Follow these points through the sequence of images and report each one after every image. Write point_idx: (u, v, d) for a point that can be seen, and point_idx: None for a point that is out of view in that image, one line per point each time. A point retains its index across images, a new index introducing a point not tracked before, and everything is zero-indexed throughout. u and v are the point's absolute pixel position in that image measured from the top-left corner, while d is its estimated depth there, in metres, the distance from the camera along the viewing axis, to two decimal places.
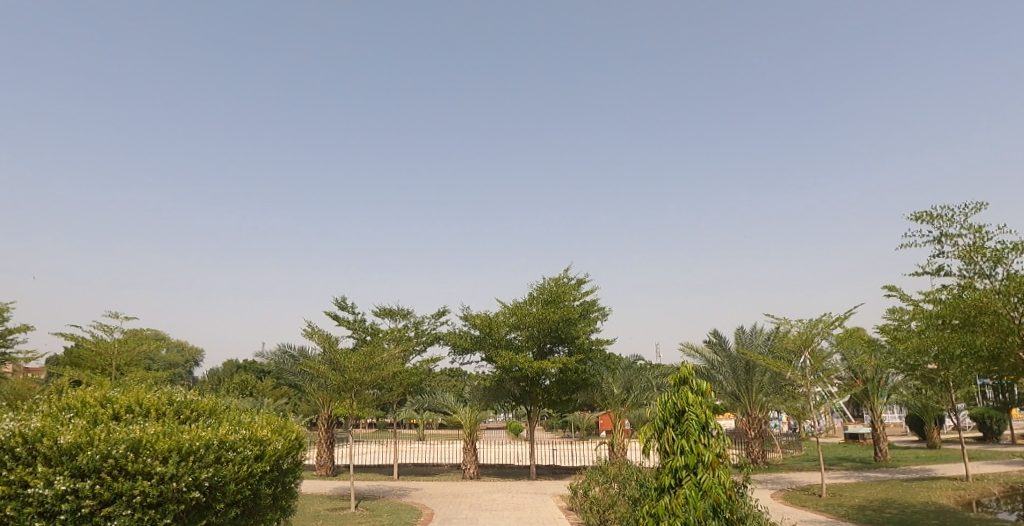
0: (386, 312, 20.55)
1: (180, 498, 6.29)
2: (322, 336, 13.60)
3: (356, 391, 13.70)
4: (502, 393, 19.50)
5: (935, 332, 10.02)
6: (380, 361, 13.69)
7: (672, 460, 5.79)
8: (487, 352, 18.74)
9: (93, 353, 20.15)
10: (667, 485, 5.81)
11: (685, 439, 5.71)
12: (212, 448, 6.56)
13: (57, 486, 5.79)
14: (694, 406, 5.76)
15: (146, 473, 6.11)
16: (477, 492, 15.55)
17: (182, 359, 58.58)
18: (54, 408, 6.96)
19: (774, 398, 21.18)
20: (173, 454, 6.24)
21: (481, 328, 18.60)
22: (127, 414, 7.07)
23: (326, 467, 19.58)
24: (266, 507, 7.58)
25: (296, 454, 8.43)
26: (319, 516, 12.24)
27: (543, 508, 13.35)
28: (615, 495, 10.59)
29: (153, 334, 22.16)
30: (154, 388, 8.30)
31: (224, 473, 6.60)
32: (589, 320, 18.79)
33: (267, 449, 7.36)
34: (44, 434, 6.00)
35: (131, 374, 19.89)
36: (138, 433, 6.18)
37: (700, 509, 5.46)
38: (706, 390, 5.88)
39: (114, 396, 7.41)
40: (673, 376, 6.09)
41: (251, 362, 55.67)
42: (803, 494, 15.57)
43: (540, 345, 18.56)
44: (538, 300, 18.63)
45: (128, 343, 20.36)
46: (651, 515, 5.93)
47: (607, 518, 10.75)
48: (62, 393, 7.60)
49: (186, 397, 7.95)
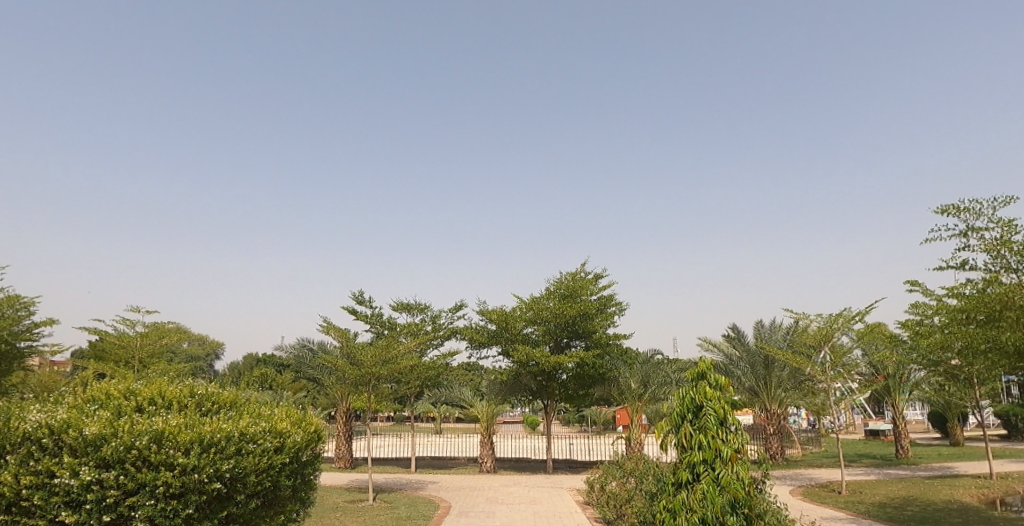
0: (404, 306, 20.61)
1: (202, 489, 6.38)
2: (339, 331, 13.72)
3: (374, 384, 13.79)
4: (520, 387, 19.45)
5: (960, 327, 9.82)
6: (397, 355, 13.74)
7: (689, 455, 5.73)
8: (504, 346, 18.77)
9: (116, 346, 20.46)
10: (684, 480, 5.79)
11: (703, 435, 5.67)
12: (233, 440, 6.69)
13: (82, 476, 5.90)
14: (712, 401, 5.73)
15: (169, 464, 6.22)
16: (493, 485, 15.64)
17: (204, 352, 59.62)
18: (79, 400, 7.11)
19: (794, 393, 20.95)
20: (195, 446, 6.35)
21: (497, 322, 18.59)
22: (150, 406, 7.22)
23: (344, 459, 19.80)
24: (285, 498, 7.69)
25: (315, 446, 8.53)
26: (338, 508, 12.38)
27: (560, 502, 13.34)
28: (632, 489, 10.58)
29: (175, 328, 22.44)
30: (176, 381, 8.40)
31: (245, 464, 6.71)
32: (606, 315, 18.67)
33: (286, 442, 7.46)
34: (70, 425, 6.13)
35: (155, 366, 20.22)
36: (160, 426, 6.31)
37: (718, 505, 5.42)
38: (725, 385, 5.85)
39: (137, 388, 7.54)
40: (689, 371, 6.04)
41: (271, 356, 56.29)
42: (823, 491, 15.38)
43: (557, 339, 18.55)
44: (555, 295, 18.56)
45: (150, 337, 20.67)
46: (668, 511, 5.94)
47: (624, 512, 10.76)
48: (87, 386, 7.71)
49: (207, 389, 8.08)
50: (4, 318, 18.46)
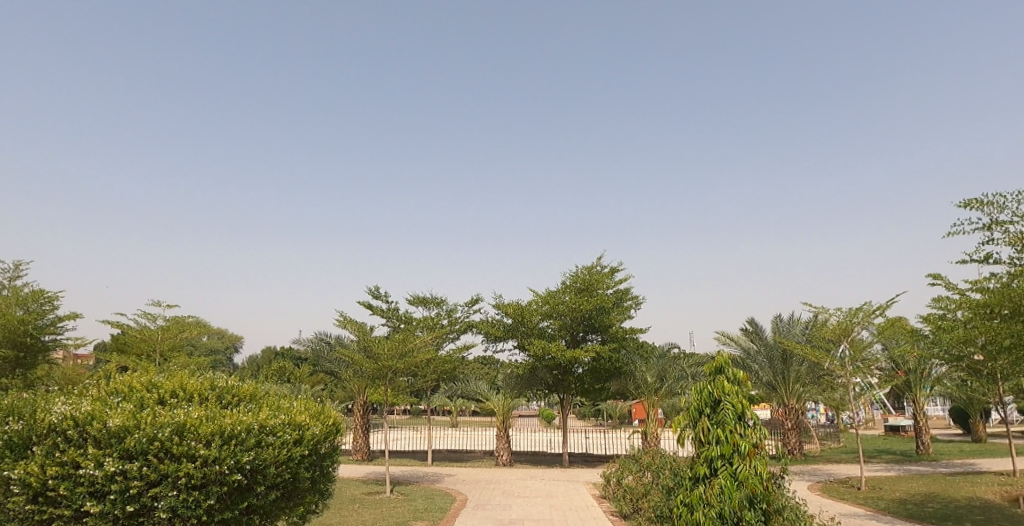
0: (420, 300, 20.69)
1: (223, 480, 6.47)
2: (356, 325, 13.81)
3: (391, 377, 13.88)
4: (536, 381, 19.46)
5: (983, 321, 9.65)
6: (413, 348, 13.81)
7: (707, 450, 5.70)
8: (520, 340, 18.78)
9: (138, 339, 20.78)
10: (702, 474, 5.75)
11: (721, 429, 5.63)
12: (253, 432, 6.76)
13: (107, 467, 6.01)
14: (730, 396, 5.67)
15: (190, 456, 6.31)
16: (509, 478, 15.69)
17: (223, 346, 60.42)
18: (103, 392, 7.23)
19: (812, 388, 20.74)
20: (216, 438, 6.43)
21: (513, 316, 18.59)
22: (172, 398, 7.32)
23: (362, 452, 19.96)
24: (305, 490, 7.77)
25: (333, 439, 8.61)
26: (356, 500, 12.50)
27: (576, 496, 13.36)
28: (649, 484, 10.56)
29: (195, 322, 22.73)
30: (197, 374, 8.51)
31: (265, 457, 6.78)
32: (622, 309, 18.60)
33: (305, 434, 7.53)
34: (94, 417, 6.24)
35: (176, 360, 20.52)
36: (182, 418, 6.40)
37: (736, 500, 5.38)
38: (743, 379, 5.78)
39: (159, 381, 7.65)
40: (708, 365, 5.99)
41: (289, 349, 56.91)
42: (842, 487, 15.24)
43: (573, 333, 18.52)
44: (571, 289, 18.52)
45: (171, 330, 20.97)
46: (685, 505, 5.91)
47: (640, 506, 10.74)
48: (110, 378, 7.84)
49: (228, 382, 8.18)
50: (29, 312, 18.83)
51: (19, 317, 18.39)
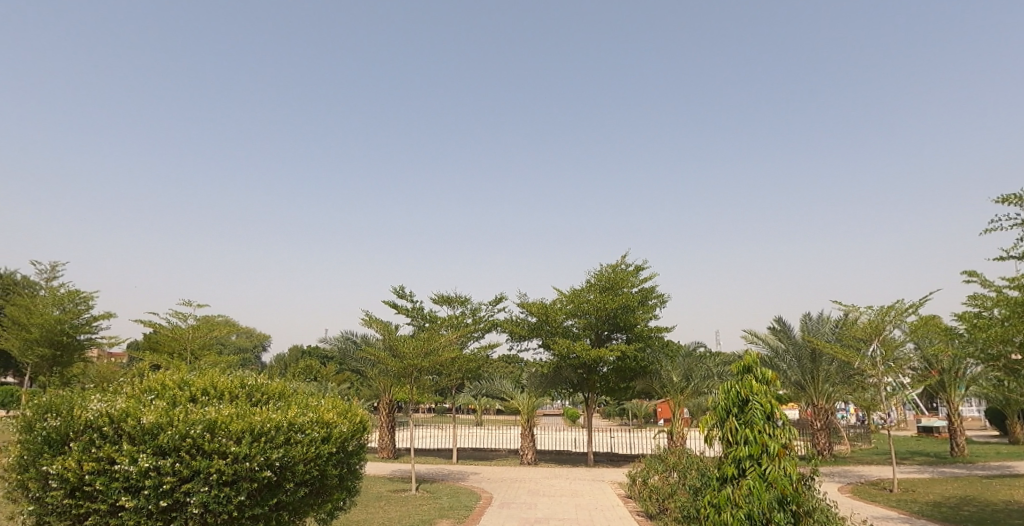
0: (444, 299, 20.78)
1: (253, 477, 6.57)
2: (381, 324, 13.91)
3: (416, 376, 13.95)
4: (561, 379, 19.41)
5: (1021, 320, 9.35)
6: (438, 347, 13.86)
7: (735, 450, 5.62)
8: (545, 339, 18.75)
9: (169, 338, 21.21)
10: (730, 475, 5.67)
11: (749, 429, 5.54)
12: (282, 429, 6.86)
13: (141, 463, 6.14)
14: (758, 395, 5.58)
15: (221, 452, 6.42)
16: (534, 477, 15.68)
17: (252, 344, 61.42)
18: (137, 390, 7.40)
19: (842, 388, 20.35)
20: (246, 435, 6.54)
21: (537, 315, 18.56)
22: (203, 396, 7.47)
23: (388, 450, 20.13)
24: (333, 487, 7.85)
25: (360, 437, 8.69)
26: (382, 497, 12.61)
27: (602, 495, 13.30)
28: (675, 484, 10.47)
29: (225, 321, 23.13)
30: (227, 372, 8.66)
31: (294, 454, 6.87)
32: (647, 307, 18.46)
33: (333, 432, 7.61)
34: (128, 414, 6.38)
35: (206, 358, 20.91)
36: (213, 415, 6.52)
37: (765, 501, 5.29)
38: (772, 378, 5.68)
39: (191, 379, 7.80)
40: (735, 364, 5.90)
41: (315, 347, 57.68)
42: (873, 488, 14.93)
43: (597, 332, 18.43)
44: (595, 287, 18.43)
45: (201, 329, 21.38)
46: (713, 506, 5.83)
47: (667, 506, 10.64)
48: (143, 376, 8.02)
49: (257, 380, 8.31)
50: (65, 312, 19.30)
51: (55, 316, 18.89)
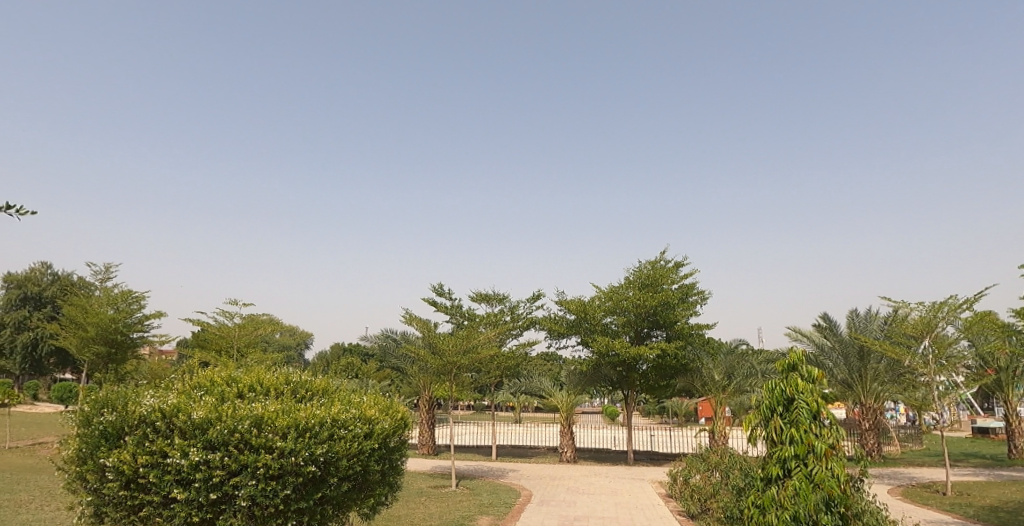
0: (483, 297, 20.88)
1: (298, 471, 6.72)
2: (421, 321, 14.07)
3: (455, 373, 14.07)
4: (600, 377, 19.30)
5: None
6: (477, 344, 13.94)
7: (780, 450, 5.49)
8: (583, 336, 18.67)
9: (217, 336, 21.88)
10: (774, 475, 5.54)
11: (795, 429, 5.41)
12: (325, 425, 7.00)
13: (192, 457, 6.34)
14: (804, 394, 5.44)
15: (268, 447, 6.59)
16: (574, 475, 15.64)
17: (296, 342, 62.89)
18: (187, 386, 7.65)
19: (892, 387, 19.68)
20: (291, 430, 6.70)
21: (576, 312, 18.49)
22: (250, 392, 7.67)
23: (428, 446, 20.35)
24: (375, 483, 7.97)
25: (402, 433, 8.81)
26: (423, 493, 12.76)
27: (642, 494, 13.18)
28: (717, 484, 10.29)
29: (269, 319, 23.72)
30: (272, 369, 8.88)
31: (337, 449, 7.00)
32: (688, 304, 18.19)
33: (375, 428, 7.73)
34: (179, 409, 6.60)
35: (252, 356, 21.49)
36: (260, 411, 6.70)
37: (811, 502, 5.16)
38: (818, 377, 5.53)
39: (238, 375, 8.03)
40: (780, 362, 5.76)
41: (356, 345, 58.67)
42: (925, 491, 14.41)
43: (637, 329, 18.25)
44: (634, 284, 18.24)
45: (247, 328, 21.99)
46: (757, 507, 5.70)
47: (709, 506, 10.48)
48: (194, 373, 8.29)
49: (302, 377, 8.50)
50: (119, 311, 20.09)
51: (110, 315, 19.69)
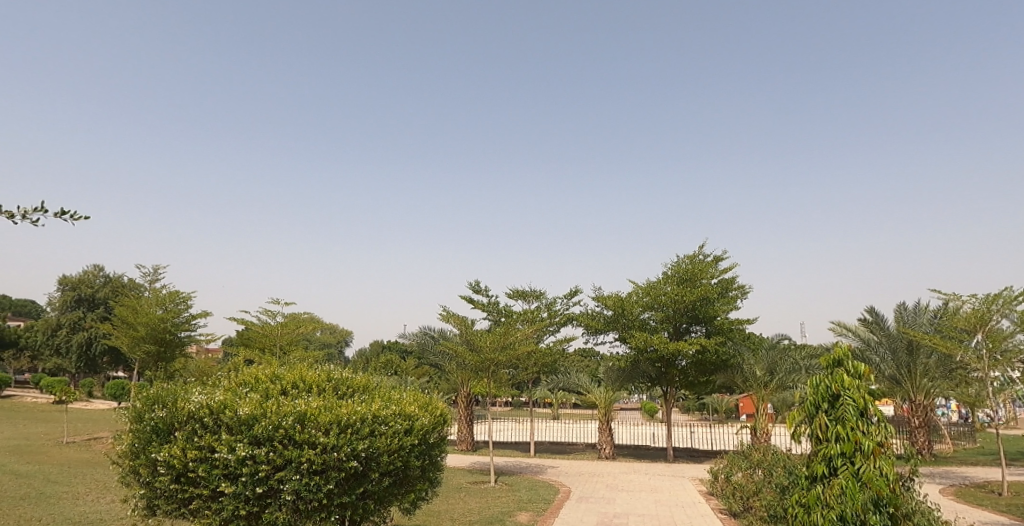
0: (519, 294, 20.90)
1: (341, 466, 6.85)
2: (458, 319, 14.17)
3: (493, 370, 14.13)
4: (638, 373, 19.13)
5: None
6: (515, 340, 13.98)
7: (825, 448, 5.36)
8: (621, 332, 18.53)
9: (260, 334, 22.45)
10: (820, 474, 5.40)
11: (841, 426, 5.27)
12: (366, 421, 7.12)
13: (238, 452, 6.53)
14: (850, 391, 5.29)
15: (311, 443, 6.75)
16: (613, 472, 15.56)
17: (336, 340, 64.09)
18: (233, 383, 7.87)
19: (943, 383, 18.98)
20: (334, 426, 6.84)
21: (613, 308, 18.35)
22: (293, 389, 7.85)
23: (466, 442, 20.52)
24: (415, 478, 8.07)
25: (441, 429, 8.89)
26: (463, 489, 12.87)
27: (682, 491, 13.02)
28: (761, 482, 10.09)
29: (311, 318, 24.22)
30: (314, 366, 9.06)
31: (378, 445, 7.12)
32: (728, 299, 17.86)
33: (415, 424, 7.82)
34: (226, 406, 6.80)
35: (294, 353, 21.99)
36: (303, 407, 6.86)
37: (859, 502, 5.02)
38: (865, 373, 5.37)
39: (282, 373, 8.22)
40: (824, 357, 5.61)
41: (395, 342, 59.42)
42: (979, 491, 13.87)
43: (676, 325, 18.03)
44: (673, 279, 18.01)
45: (289, 326, 22.51)
46: (801, 506, 5.58)
47: (752, 505, 10.29)
48: (239, 370, 8.52)
49: (343, 374, 8.66)
50: (167, 311, 20.79)
51: (159, 315, 20.40)
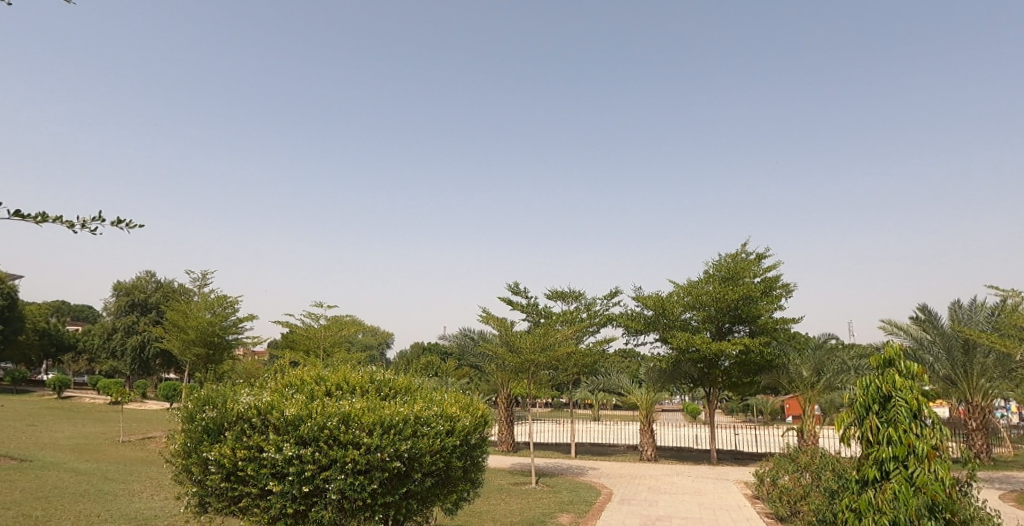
0: (558, 295, 20.88)
1: (384, 467, 6.96)
2: (498, 320, 14.24)
3: (533, 371, 14.16)
4: (680, 374, 18.89)
5: None
6: (555, 341, 13.96)
7: (877, 451, 5.20)
8: (662, 333, 18.32)
9: (305, 337, 23.00)
10: (871, 478, 5.25)
11: (893, 429, 5.11)
12: (409, 422, 7.23)
13: (286, 451, 6.71)
14: (902, 392, 5.13)
15: (355, 443, 6.89)
16: (655, 474, 15.39)
17: (378, 342, 65.10)
18: (280, 384, 8.09)
19: (1002, 383, 18.17)
20: (377, 427, 6.96)
21: (654, 308, 18.16)
22: (337, 391, 8.02)
23: (507, 443, 20.59)
24: (457, 479, 8.14)
25: (482, 430, 8.95)
26: (504, 490, 12.92)
27: (726, 494, 12.80)
28: (809, 485, 9.83)
29: (353, 320, 24.68)
30: (357, 367, 9.24)
31: (421, 446, 7.21)
32: (771, 298, 17.47)
33: (457, 425, 7.89)
34: (273, 406, 6.99)
35: (337, 355, 22.43)
36: (347, 409, 7.01)
37: (912, 507, 4.85)
38: (919, 373, 5.19)
39: (326, 374, 8.41)
40: (874, 357, 5.44)
41: (435, 344, 60.00)
42: None
43: (718, 325, 17.75)
44: (715, 278, 17.72)
45: (332, 329, 22.98)
46: (852, 510, 5.42)
47: (800, 509, 10.05)
48: (285, 372, 8.75)
49: (385, 376, 8.80)
50: (216, 315, 21.47)
51: (207, 319, 21.09)
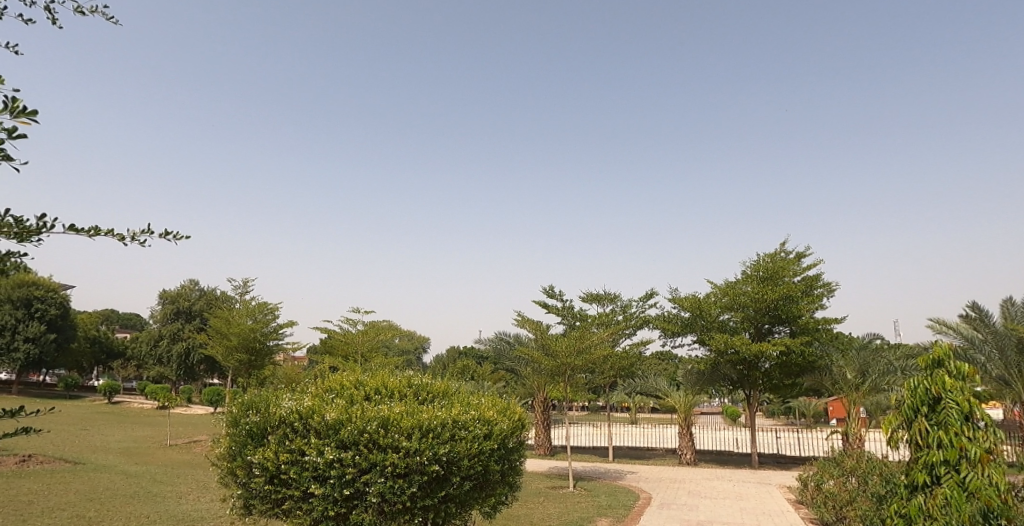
0: (593, 297, 20.80)
1: (423, 470, 7.05)
2: (533, 324, 14.26)
3: (569, 374, 14.13)
4: (718, 376, 18.61)
5: None
6: (590, 344, 13.90)
7: (927, 454, 5.04)
8: (699, 334, 18.07)
9: (343, 342, 23.40)
10: (921, 482, 5.09)
11: (944, 432, 4.95)
12: (447, 426, 7.30)
13: (327, 455, 6.85)
14: (953, 393, 4.97)
15: (394, 447, 6.99)
16: (695, 478, 15.18)
17: (414, 347, 65.75)
18: (320, 389, 8.26)
19: None
20: (415, 431, 7.06)
21: (690, 309, 17.93)
22: (376, 395, 8.16)
23: (544, 447, 20.57)
24: (495, 482, 8.18)
25: (519, 434, 8.98)
26: (542, 494, 12.91)
27: (769, 499, 12.54)
28: (855, 491, 9.56)
29: (389, 325, 25.00)
30: (395, 372, 9.37)
31: (459, 449, 7.27)
32: (812, 297, 17.07)
33: (494, 429, 7.94)
34: (314, 411, 7.15)
35: (374, 360, 22.75)
36: (386, 413, 7.12)
37: (965, 513, 4.68)
38: (970, 374, 5.03)
39: (365, 379, 8.55)
40: (922, 358, 5.29)
41: (472, 348, 60.26)
42: None
43: (757, 326, 17.45)
44: (753, 278, 17.40)
45: (369, 334, 23.33)
46: (901, 516, 5.26)
47: (846, 515, 9.76)
48: (325, 376, 8.93)
49: (423, 380, 8.91)
50: (257, 322, 22.03)
51: (249, 326, 21.65)
